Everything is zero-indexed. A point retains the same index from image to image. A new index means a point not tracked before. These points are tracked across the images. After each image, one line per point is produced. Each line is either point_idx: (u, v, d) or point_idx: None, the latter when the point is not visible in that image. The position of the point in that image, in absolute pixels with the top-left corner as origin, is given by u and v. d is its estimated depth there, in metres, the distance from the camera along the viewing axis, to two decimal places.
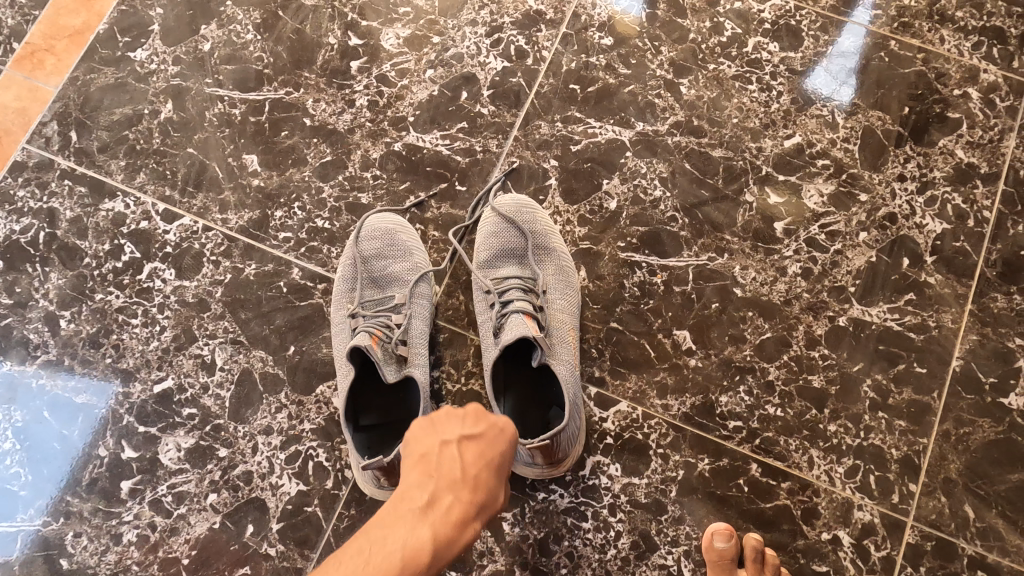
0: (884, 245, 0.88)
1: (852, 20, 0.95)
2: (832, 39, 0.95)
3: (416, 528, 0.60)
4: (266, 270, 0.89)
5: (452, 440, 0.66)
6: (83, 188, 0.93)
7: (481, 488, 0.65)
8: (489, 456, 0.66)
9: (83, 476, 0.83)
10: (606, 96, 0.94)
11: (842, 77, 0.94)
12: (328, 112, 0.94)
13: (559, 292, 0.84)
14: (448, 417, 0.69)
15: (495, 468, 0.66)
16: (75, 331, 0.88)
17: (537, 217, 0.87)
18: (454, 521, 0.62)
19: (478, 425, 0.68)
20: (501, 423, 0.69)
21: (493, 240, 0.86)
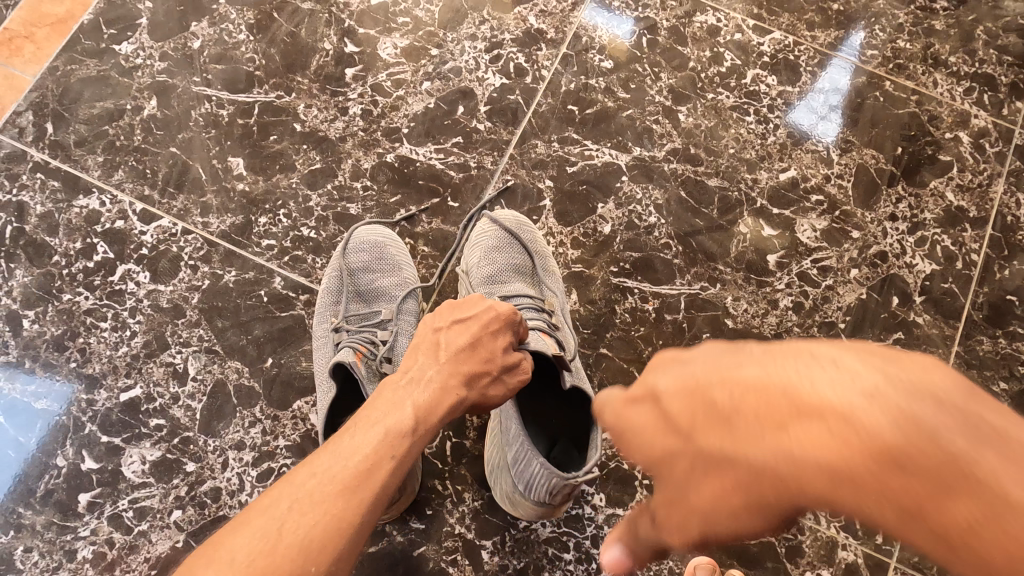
0: (874, 282, 0.88)
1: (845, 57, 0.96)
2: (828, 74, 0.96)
3: (398, 406, 0.58)
4: (247, 278, 0.86)
5: (444, 328, 0.65)
6: (56, 183, 0.88)
7: (464, 365, 0.62)
8: (480, 333, 0.65)
9: (37, 487, 0.78)
10: (604, 118, 0.93)
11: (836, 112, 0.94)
12: (319, 118, 0.92)
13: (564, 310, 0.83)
14: (443, 311, 0.67)
15: (492, 333, 0.65)
16: (38, 332, 0.83)
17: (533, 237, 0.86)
18: (435, 397, 0.59)
19: (470, 310, 0.66)
20: (503, 306, 0.67)
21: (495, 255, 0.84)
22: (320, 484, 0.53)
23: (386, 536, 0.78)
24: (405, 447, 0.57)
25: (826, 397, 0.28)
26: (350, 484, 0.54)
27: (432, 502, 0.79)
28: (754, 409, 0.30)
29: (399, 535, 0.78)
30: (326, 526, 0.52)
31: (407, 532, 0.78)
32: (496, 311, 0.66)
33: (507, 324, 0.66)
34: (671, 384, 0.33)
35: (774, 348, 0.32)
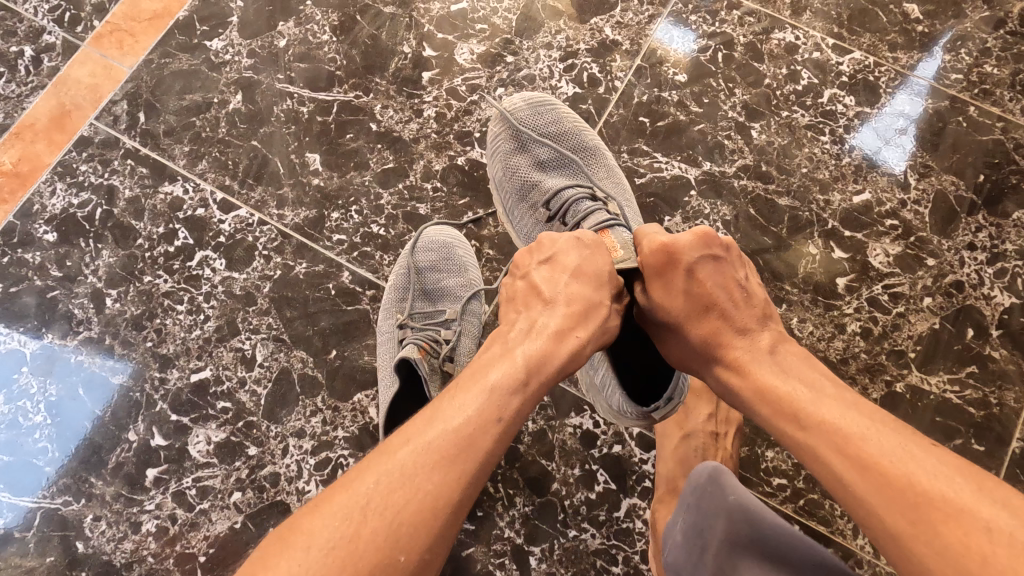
0: (948, 312, 0.85)
1: (916, 91, 0.94)
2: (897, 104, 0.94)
3: (505, 362, 0.57)
4: (317, 271, 0.88)
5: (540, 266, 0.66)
6: (143, 169, 0.93)
7: (572, 303, 0.62)
8: (575, 268, 0.65)
9: (109, 459, 0.82)
10: (675, 132, 0.93)
11: (906, 143, 0.92)
12: (394, 119, 0.94)
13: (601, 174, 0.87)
14: (523, 259, 0.69)
15: (590, 259, 0.65)
16: (119, 311, 0.87)
17: (554, 113, 0.88)
18: (548, 341, 0.59)
19: (560, 243, 0.67)
20: (584, 236, 0.68)
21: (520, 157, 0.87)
22: (435, 440, 0.53)
23: None
24: (513, 400, 0.55)
25: (850, 418, 0.54)
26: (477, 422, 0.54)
27: (483, 504, 0.80)
28: (794, 372, 0.58)
29: None
30: (438, 485, 0.51)
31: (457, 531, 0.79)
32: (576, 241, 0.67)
33: (591, 250, 0.66)
34: (711, 271, 0.63)
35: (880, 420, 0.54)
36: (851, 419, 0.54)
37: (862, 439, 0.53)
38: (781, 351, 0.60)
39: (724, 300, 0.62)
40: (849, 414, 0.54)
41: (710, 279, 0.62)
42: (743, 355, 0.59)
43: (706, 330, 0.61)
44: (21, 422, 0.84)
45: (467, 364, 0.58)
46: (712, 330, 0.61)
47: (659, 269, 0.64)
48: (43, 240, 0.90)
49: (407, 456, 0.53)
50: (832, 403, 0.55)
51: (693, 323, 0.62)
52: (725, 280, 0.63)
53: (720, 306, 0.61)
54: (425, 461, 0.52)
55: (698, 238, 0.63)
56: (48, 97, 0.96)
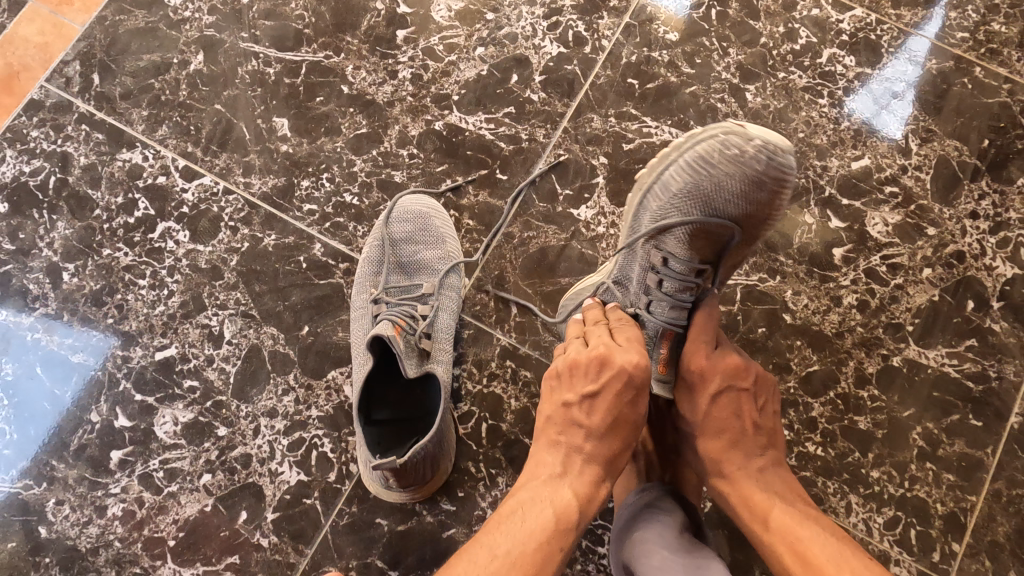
0: (948, 284, 0.82)
1: (919, 51, 0.89)
2: (894, 69, 0.89)
3: (557, 493, 0.58)
4: (287, 243, 0.83)
5: (575, 403, 0.62)
6: (100, 135, 0.87)
7: (610, 447, 0.61)
8: (615, 403, 0.61)
9: (71, 441, 0.78)
10: (665, 95, 0.88)
11: (904, 110, 0.87)
12: (367, 81, 0.89)
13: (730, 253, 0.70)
14: (567, 380, 0.64)
15: (630, 403, 0.61)
16: (77, 286, 0.82)
17: (730, 172, 0.64)
18: (590, 485, 0.59)
19: (603, 372, 0.62)
20: (629, 360, 0.62)
21: (722, 177, 0.65)
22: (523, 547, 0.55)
23: (416, 516, 0.76)
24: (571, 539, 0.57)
25: (817, 540, 0.56)
26: (546, 524, 0.56)
27: (464, 485, 0.77)
28: (776, 493, 0.60)
29: (429, 515, 0.76)
30: None
31: (437, 513, 0.76)
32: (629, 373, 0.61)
33: (638, 391, 0.61)
34: (733, 399, 0.64)
35: (845, 546, 0.56)
36: (823, 547, 0.56)
37: (819, 557, 0.55)
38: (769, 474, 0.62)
39: (738, 426, 0.63)
40: (818, 534, 0.57)
41: (728, 407, 0.63)
42: (738, 472, 0.62)
43: (709, 440, 0.63)
44: None
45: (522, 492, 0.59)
46: (717, 450, 0.63)
47: (688, 390, 0.65)
48: None
49: (494, 567, 0.54)
50: (814, 529, 0.57)
51: (706, 447, 0.63)
52: (744, 413, 0.63)
53: (732, 432, 0.63)
54: (506, 572, 0.54)
55: (731, 368, 0.64)
56: None
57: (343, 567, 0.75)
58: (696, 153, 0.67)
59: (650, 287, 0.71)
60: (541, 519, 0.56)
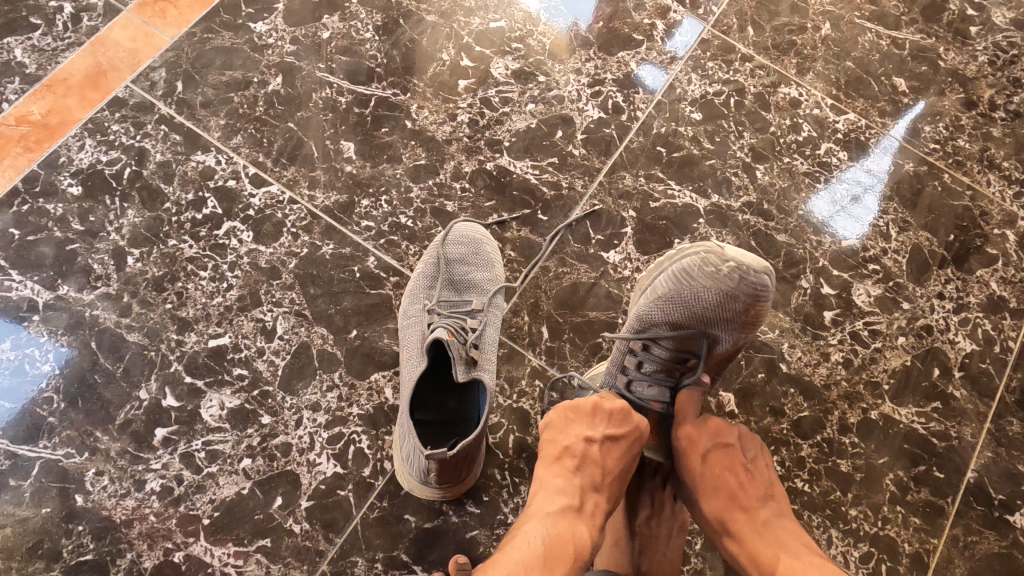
0: (918, 352, 0.94)
1: (885, 156, 1.04)
2: (856, 180, 1.03)
3: (573, 526, 0.66)
4: (343, 253, 0.91)
5: (595, 441, 0.71)
6: (177, 137, 0.94)
7: (611, 488, 0.71)
8: (625, 455, 0.72)
9: (117, 415, 0.81)
10: (688, 164, 1.01)
11: (865, 218, 1.01)
12: (429, 120, 0.99)
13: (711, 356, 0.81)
14: (584, 419, 0.72)
15: (632, 454, 0.72)
16: (140, 271, 0.87)
17: (703, 295, 0.76)
18: (595, 521, 0.68)
19: (621, 424, 0.72)
20: (643, 423, 0.73)
21: (701, 289, 0.76)
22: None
23: (442, 515, 0.81)
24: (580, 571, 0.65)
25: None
26: (565, 555, 0.64)
27: (489, 489, 0.83)
28: (776, 539, 0.69)
29: (454, 515, 0.81)
30: None
31: (462, 514, 0.82)
32: (637, 432, 0.73)
33: (640, 445, 0.73)
34: (727, 458, 0.73)
35: None
36: None
37: None
38: (770, 523, 0.70)
39: (734, 483, 0.71)
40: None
41: (721, 464, 0.72)
42: (744, 527, 0.70)
43: (710, 497, 0.72)
44: (27, 370, 0.82)
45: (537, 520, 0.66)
46: (719, 508, 0.71)
47: (683, 451, 0.74)
48: (68, 193, 0.90)
49: None
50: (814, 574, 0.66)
51: (705, 499, 0.72)
52: (737, 468, 0.72)
53: (729, 489, 0.71)
54: None
55: (716, 428, 0.74)
56: (86, 55, 0.96)
57: (369, 558, 0.79)
58: (682, 265, 0.78)
59: (628, 367, 0.82)
60: (560, 551, 0.64)
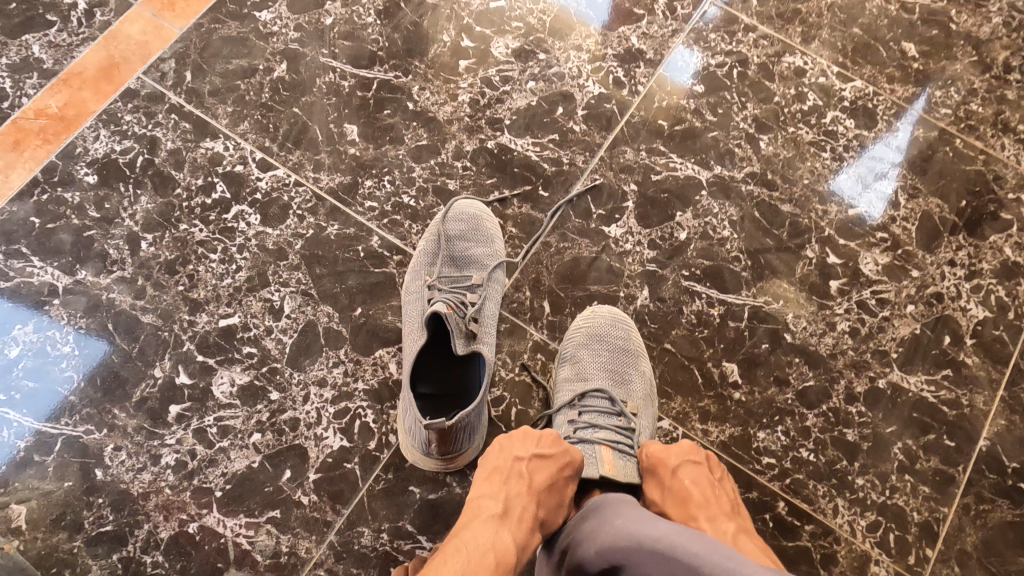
0: (928, 320, 0.93)
1: (907, 125, 1.02)
2: (877, 155, 1.01)
3: (497, 534, 0.63)
4: (347, 233, 0.93)
5: (524, 457, 0.72)
6: (187, 125, 0.97)
7: (542, 505, 0.70)
8: (555, 474, 0.72)
9: (134, 393, 0.85)
10: (690, 136, 1.00)
11: (885, 192, 0.99)
12: (430, 101, 1.00)
13: (638, 401, 0.86)
14: (514, 445, 0.74)
15: (563, 478, 0.73)
16: (153, 255, 0.90)
17: (623, 373, 0.87)
18: (525, 532, 0.65)
19: (547, 448, 0.74)
20: (572, 449, 0.75)
21: (617, 339, 0.88)
22: None
23: (445, 487, 0.83)
24: None
25: None
26: (488, 559, 0.60)
27: None
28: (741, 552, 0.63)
29: (458, 487, 0.83)
30: None
31: (466, 486, 0.83)
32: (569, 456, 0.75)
33: (570, 472, 0.74)
34: (692, 474, 0.72)
35: None
36: None
37: None
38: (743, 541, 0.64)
39: (697, 494, 0.69)
40: None
41: (689, 476, 0.71)
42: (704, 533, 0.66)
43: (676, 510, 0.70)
44: (48, 351, 0.86)
45: (461, 534, 0.64)
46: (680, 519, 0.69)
47: (651, 472, 0.74)
48: (84, 181, 0.93)
49: None
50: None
51: (673, 514, 0.70)
52: (703, 483, 0.71)
53: (691, 499, 0.69)
54: None
55: (685, 447, 0.74)
56: (99, 49, 1.00)
57: (375, 528, 0.81)
58: (584, 323, 0.89)
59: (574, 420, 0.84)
60: (484, 554, 0.61)
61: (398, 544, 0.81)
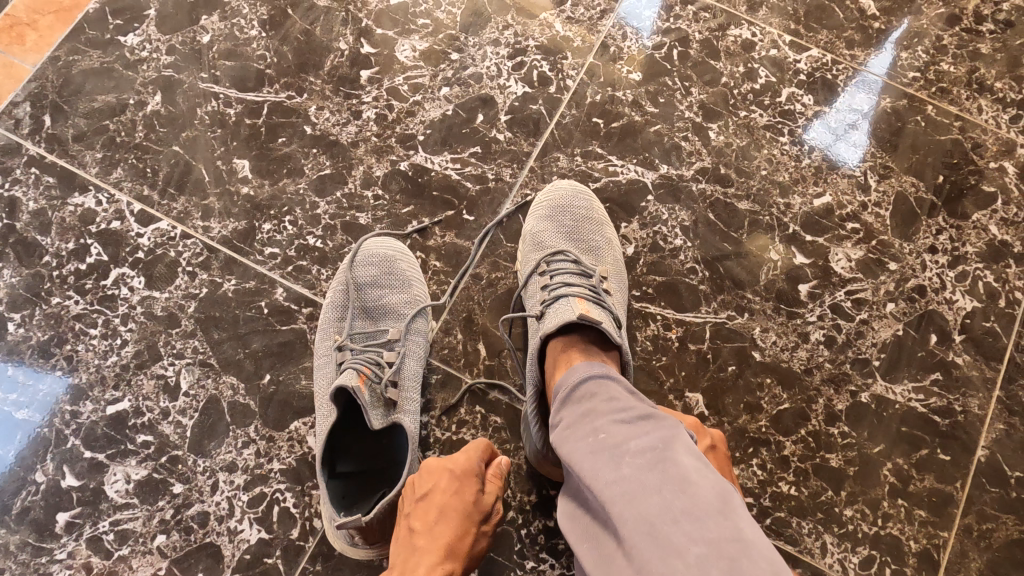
0: (911, 318, 0.83)
1: (870, 83, 0.91)
2: (843, 110, 0.90)
3: None
4: (247, 288, 0.81)
5: (411, 503, 0.64)
6: (50, 178, 0.84)
7: (446, 536, 0.62)
8: (445, 498, 0.63)
9: (14, 504, 0.73)
10: (630, 133, 0.88)
11: (854, 154, 0.89)
12: (331, 121, 0.87)
13: (607, 265, 0.80)
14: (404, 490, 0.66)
15: (455, 493, 0.64)
16: (24, 337, 0.79)
17: (590, 227, 0.82)
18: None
19: (429, 476, 0.65)
20: (458, 459, 0.67)
21: (579, 213, 0.82)
22: None
23: (383, 572, 0.73)
24: None
25: None
26: None
27: None
28: None
29: None
30: None
31: None
32: (454, 467, 0.66)
33: (463, 482, 0.65)
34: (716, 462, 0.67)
35: None
36: None
37: None
38: None
39: None
40: None
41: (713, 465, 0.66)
42: None
43: None
44: None
45: None
46: None
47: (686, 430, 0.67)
48: None
49: None
50: None
51: None
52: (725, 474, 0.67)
53: None
54: None
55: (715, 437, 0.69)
56: None
57: None
58: (545, 213, 0.82)
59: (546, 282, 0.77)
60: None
61: None
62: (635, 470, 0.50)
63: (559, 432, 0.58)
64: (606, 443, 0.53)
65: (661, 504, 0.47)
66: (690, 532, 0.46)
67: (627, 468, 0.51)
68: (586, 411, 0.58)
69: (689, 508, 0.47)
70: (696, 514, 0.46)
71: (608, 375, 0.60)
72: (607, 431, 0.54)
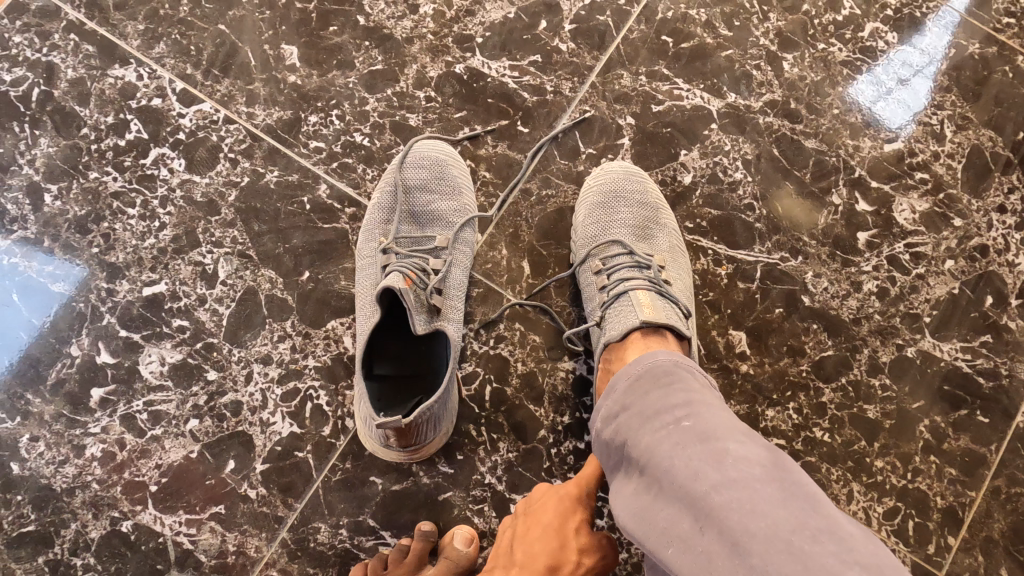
0: (969, 277, 0.80)
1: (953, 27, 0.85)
2: (914, 51, 0.85)
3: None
4: (290, 181, 0.78)
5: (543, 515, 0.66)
6: (89, 47, 0.80)
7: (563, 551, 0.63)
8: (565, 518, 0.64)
9: (48, 375, 0.73)
10: (700, 56, 0.83)
11: (921, 98, 0.84)
12: (386, 14, 0.82)
13: (663, 253, 0.76)
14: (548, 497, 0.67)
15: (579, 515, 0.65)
16: (60, 211, 0.77)
17: (645, 211, 0.77)
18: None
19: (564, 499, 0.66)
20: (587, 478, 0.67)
21: (632, 193, 0.78)
22: None
23: (412, 476, 0.73)
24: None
25: None
26: None
27: (463, 448, 0.74)
28: None
29: (425, 476, 0.73)
30: None
31: (434, 475, 0.73)
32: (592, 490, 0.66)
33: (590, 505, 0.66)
34: None
35: None
36: None
37: None
38: None
39: None
40: None
41: None
42: None
43: None
44: None
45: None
46: None
47: None
48: None
49: None
50: None
51: None
52: None
53: None
54: None
55: None
56: None
57: (333, 524, 0.72)
58: (596, 196, 0.77)
59: (604, 283, 0.73)
60: None
61: (359, 541, 0.72)
62: (736, 464, 0.46)
63: (630, 423, 0.54)
64: (694, 433, 0.49)
65: (775, 502, 0.43)
66: (813, 533, 0.41)
67: (727, 460, 0.46)
68: (658, 397, 0.54)
69: (806, 509, 0.43)
70: (817, 516, 0.42)
71: (685, 364, 0.57)
72: (694, 419, 0.50)
